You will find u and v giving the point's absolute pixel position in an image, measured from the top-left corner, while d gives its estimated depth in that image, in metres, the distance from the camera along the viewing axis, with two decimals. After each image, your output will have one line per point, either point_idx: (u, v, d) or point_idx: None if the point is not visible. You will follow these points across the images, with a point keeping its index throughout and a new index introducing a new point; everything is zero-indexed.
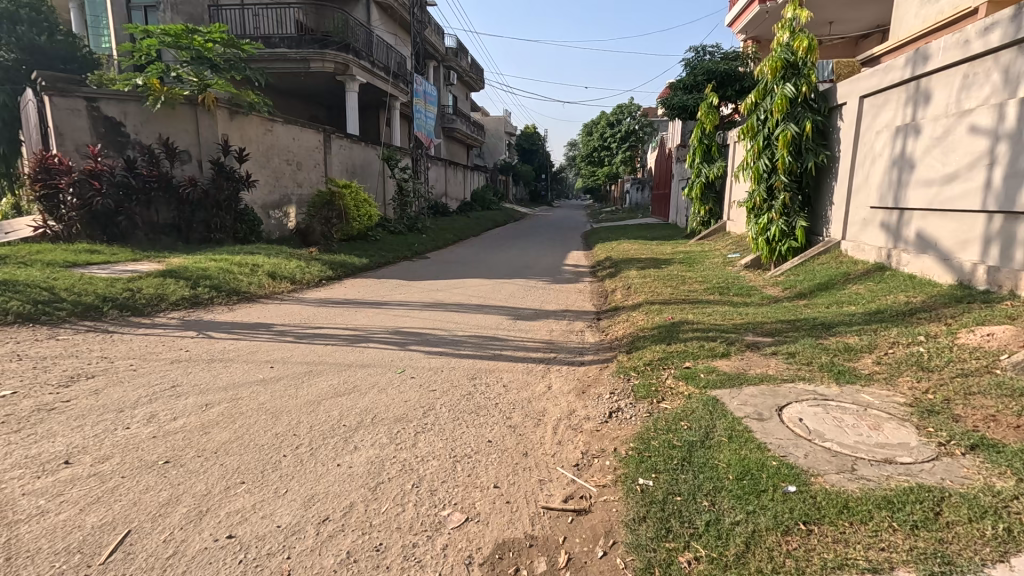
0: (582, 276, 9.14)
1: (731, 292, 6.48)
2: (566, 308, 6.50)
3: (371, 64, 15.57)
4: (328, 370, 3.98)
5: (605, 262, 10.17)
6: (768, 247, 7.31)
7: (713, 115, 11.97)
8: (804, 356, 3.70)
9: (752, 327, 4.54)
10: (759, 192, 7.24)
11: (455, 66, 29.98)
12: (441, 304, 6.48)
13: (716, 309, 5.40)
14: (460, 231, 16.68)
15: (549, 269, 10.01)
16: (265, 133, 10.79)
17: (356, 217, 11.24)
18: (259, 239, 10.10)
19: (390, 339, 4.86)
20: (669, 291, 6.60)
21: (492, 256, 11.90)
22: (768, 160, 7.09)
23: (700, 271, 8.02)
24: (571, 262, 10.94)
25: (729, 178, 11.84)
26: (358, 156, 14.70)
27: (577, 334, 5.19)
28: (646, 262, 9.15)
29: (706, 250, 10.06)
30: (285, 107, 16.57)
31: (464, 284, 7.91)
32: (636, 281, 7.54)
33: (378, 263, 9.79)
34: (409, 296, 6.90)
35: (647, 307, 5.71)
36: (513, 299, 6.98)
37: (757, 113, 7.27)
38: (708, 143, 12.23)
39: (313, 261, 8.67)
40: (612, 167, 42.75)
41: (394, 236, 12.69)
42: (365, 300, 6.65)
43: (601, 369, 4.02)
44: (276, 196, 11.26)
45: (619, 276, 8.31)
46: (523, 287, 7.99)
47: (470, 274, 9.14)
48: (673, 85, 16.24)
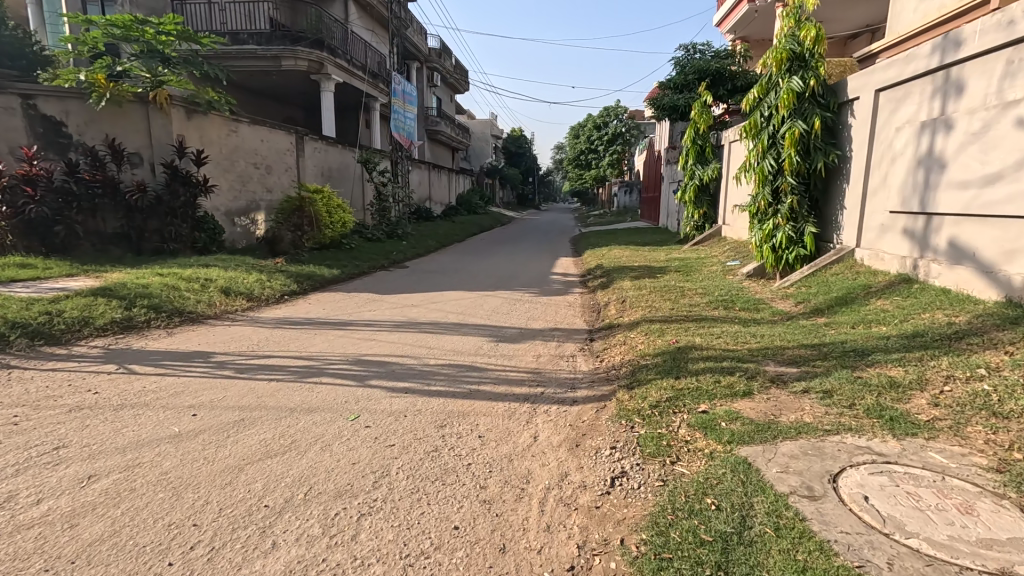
0: (571, 287, 8.47)
1: (737, 306, 5.84)
2: (555, 327, 5.81)
3: (348, 62, 14.83)
4: (263, 419, 3.24)
5: (596, 270, 9.51)
6: (773, 255, 6.72)
7: (708, 114, 11.44)
8: (844, 397, 3.04)
9: (773, 355, 3.88)
10: (764, 196, 6.65)
11: (439, 68, 29.27)
12: (415, 323, 5.75)
13: (725, 329, 4.75)
14: (444, 237, 15.94)
15: (536, 278, 9.33)
16: (229, 134, 10.02)
17: (328, 224, 10.47)
18: (220, 249, 9.29)
19: (349, 372, 4.12)
20: (670, 306, 5.94)
21: (476, 264, 11.19)
22: (774, 161, 6.51)
23: (699, 281, 7.41)
24: (559, 270, 10.27)
25: (725, 180, 11.27)
26: (333, 158, 13.91)
27: (568, 361, 4.50)
28: (641, 271, 8.52)
29: (702, 257, 9.45)
30: (257, 107, 15.78)
31: (442, 298, 7.20)
32: (631, 293, 6.89)
33: (350, 274, 9.02)
34: (379, 314, 6.17)
35: (646, 327, 5.04)
36: (496, 316, 6.28)
37: (761, 110, 6.70)
38: (702, 143, 11.65)
39: (277, 273, 7.89)
40: (599, 170, 42.30)
41: (371, 244, 11.92)
42: (329, 320, 5.90)
43: (598, 411, 3.33)
44: (241, 202, 10.47)
45: (611, 287, 7.64)
46: (507, 300, 7.28)
47: (450, 286, 8.42)
48: (662, 85, 15.69)
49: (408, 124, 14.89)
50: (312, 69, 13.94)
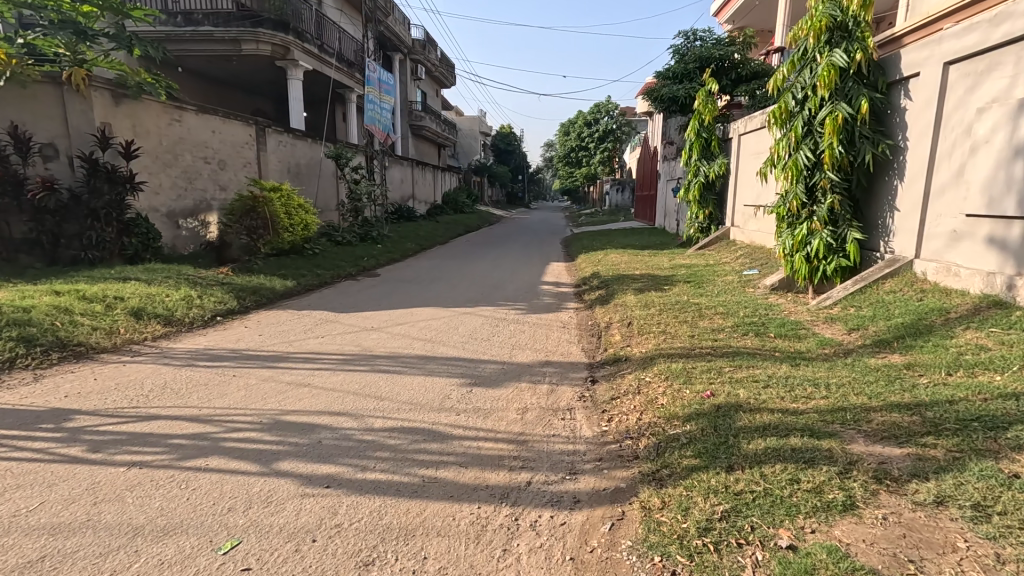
0: (565, 300, 7.32)
1: (772, 334, 4.72)
2: (546, 360, 4.62)
3: (318, 47, 13.56)
4: (79, 556, 2.01)
5: (592, 280, 8.35)
6: (807, 266, 5.62)
7: (714, 104, 10.33)
8: (1019, 522, 1.87)
9: (859, 423, 2.72)
10: (796, 194, 5.55)
11: (423, 60, 27.97)
12: (368, 357, 4.54)
13: (771, 372, 3.59)
14: (425, 239, 14.69)
15: (524, 289, 8.16)
16: (169, 123, 8.76)
17: (288, 227, 9.21)
18: (157, 257, 8.00)
19: (256, 446, 2.91)
20: (688, 332, 4.80)
21: (457, 271, 9.98)
22: (811, 152, 5.37)
23: (715, 296, 6.29)
24: (551, 279, 9.10)
25: (733, 177, 10.17)
26: (298, 154, 12.62)
27: (564, 422, 3.32)
28: (645, 282, 7.38)
29: (713, 264, 8.33)
30: (215, 96, 14.51)
31: (411, 317, 5.99)
32: (637, 311, 5.74)
33: (309, 286, 7.78)
34: (328, 343, 4.96)
35: (664, 367, 3.88)
36: (473, 342, 5.10)
37: (793, 91, 5.58)
38: (707, 136, 10.50)
39: (215, 287, 6.63)
40: (590, 168, 41.24)
41: (340, 248, 10.68)
42: (260, 351, 4.68)
43: (614, 531, 2.16)
44: (187, 201, 9.21)
45: (612, 303, 6.48)
46: (487, 319, 6.11)
47: (423, 300, 7.22)
48: (659, 75, 14.56)
49: (384, 116, 13.60)
50: (277, 55, 12.64)
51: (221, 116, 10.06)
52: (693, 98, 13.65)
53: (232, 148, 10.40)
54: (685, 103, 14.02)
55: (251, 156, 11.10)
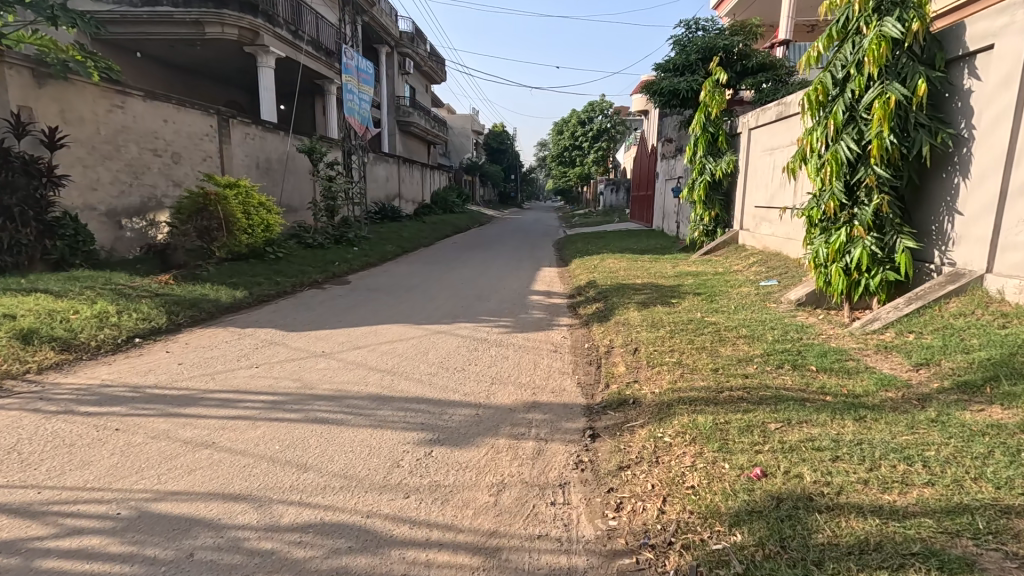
0: (556, 314, 6.37)
1: (813, 368, 3.79)
2: (532, 401, 3.66)
3: (291, 33, 12.52)
4: None
5: (587, 290, 7.42)
6: (847, 279, 4.70)
7: (721, 95, 9.42)
8: None
9: (1003, 541, 1.79)
10: (835, 194, 4.62)
11: (411, 54, 26.95)
12: (306, 398, 3.56)
13: (835, 433, 2.64)
14: (408, 241, 13.71)
15: (511, 300, 7.21)
16: (108, 110, 7.73)
17: (246, 228, 8.21)
18: (89, 262, 6.95)
19: (89, 567, 1.93)
20: (708, 365, 3.86)
21: (438, 278, 9.02)
22: (855, 143, 4.44)
23: (732, 313, 5.39)
24: (542, 287, 8.16)
25: (742, 175, 9.27)
26: (267, 147, 11.68)
27: (553, 510, 2.36)
28: (648, 294, 6.45)
29: (723, 274, 7.43)
30: (178, 84, 13.48)
31: (373, 339, 5.00)
32: (642, 334, 4.80)
33: (264, 297, 6.79)
34: (260, 376, 3.96)
35: (686, 421, 2.93)
36: (443, 373, 4.13)
37: (831, 70, 4.64)
38: (714, 131, 9.59)
39: (144, 300, 5.61)
40: (584, 168, 40.45)
41: (310, 252, 9.67)
42: (169, 388, 3.68)
43: None
44: (132, 198, 8.17)
45: (611, 320, 5.53)
46: (464, 341, 5.14)
47: (394, 314, 6.25)
48: (658, 67, 13.63)
49: (364, 108, 12.56)
50: (244, 39, 11.60)
51: (174, 104, 9.03)
52: (695, 91, 12.73)
53: (188, 140, 9.36)
54: (686, 98, 13.10)
55: (212, 149, 10.08)
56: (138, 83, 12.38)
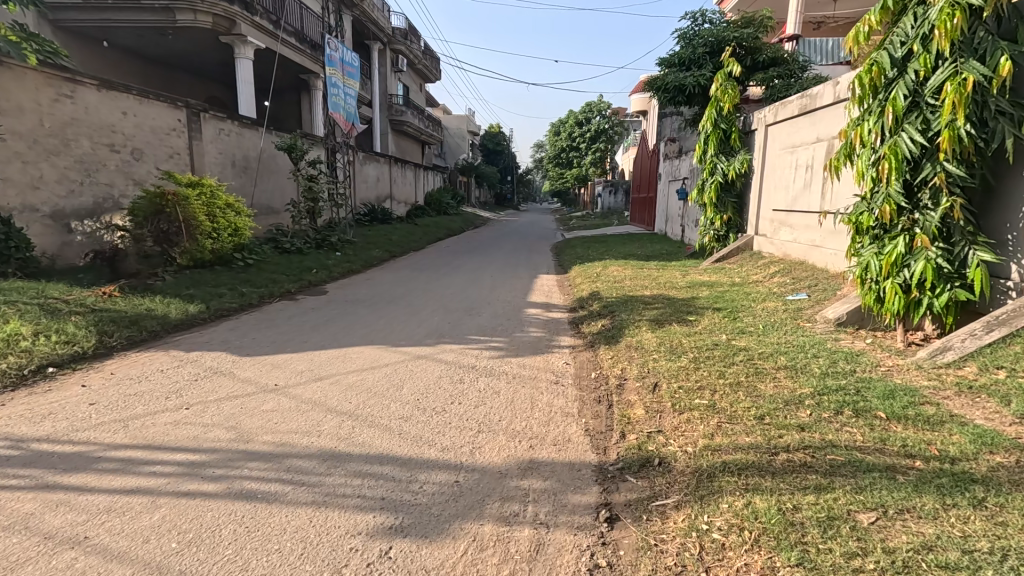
0: (555, 332, 5.58)
1: (882, 416, 3.01)
2: (529, 460, 2.86)
3: (270, 22, 11.72)
4: None
5: (591, 302, 6.65)
6: (906, 297, 3.92)
7: (734, 89, 8.66)
8: None
9: None
10: (893, 196, 3.84)
11: (404, 51, 26.17)
12: (235, 459, 2.74)
13: (962, 537, 1.85)
14: (397, 245, 12.90)
15: (505, 314, 6.42)
16: (53, 100, 6.92)
17: (212, 232, 7.38)
18: (25, 270, 6.11)
19: None
20: (751, 410, 3.08)
21: (427, 287, 8.22)
22: (920, 135, 3.67)
23: (764, 335, 4.63)
24: (540, 298, 7.37)
25: (758, 176, 8.52)
26: (244, 144, 10.92)
27: None
28: (661, 311, 5.68)
29: (742, 285, 6.69)
30: (151, 77, 12.68)
31: (339, 368, 4.20)
32: (660, 362, 4.03)
33: (225, 311, 5.98)
34: (187, 423, 3.15)
35: (741, 509, 2.14)
36: (419, 417, 3.34)
37: (889, 48, 3.86)
38: (727, 127, 8.82)
39: (75, 318, 4.79)
40: (581, 169, 39.85)
41: (286, 257, 8.86)
42: (63, 442, 2.87)
43: None
44: (83, 198, 7.34)
45: (621, 342, 4.75)
46: (447, 368, 4.34)
47: (370, 331, 5.45)
48: (662, 62, 12.87)
49: (350, 103, 11.76)
50: (219, 28, 10.78)
51: (135, 95, 8.21)
52: (702, 87, 11.98)
53: (151, 134, 8.56)
54: (693, 94, 12.35)
55: (180, 146, 9.28)
56: (105, 75, 11.57)
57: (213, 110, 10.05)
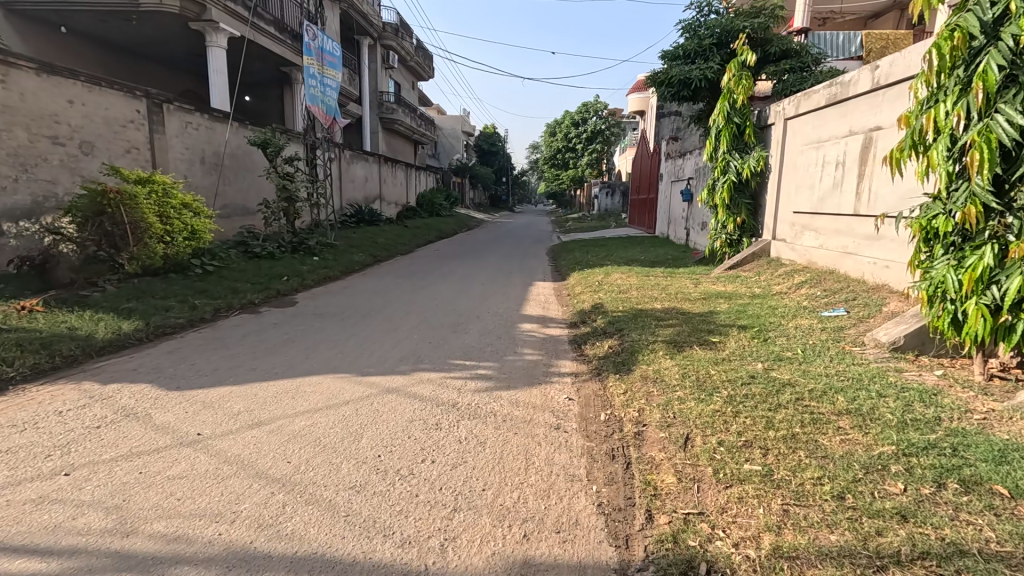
0: (554, 355, 4.76)
1: (1003, 494, 2.20)
2: (522, 562, 2.04)
3: (245, 8, 10.88)
4: None
5: (594, 316, 5.84)
6: (994, 320, 3.14)
7: (748, 79, 7.88)
8: None
9: None
10: (983, 194, 3.05)
11: (395, 47, 25.35)
12: (100, 570, 1.90)
13: None
14: (383, 249, 12.06)
15: (496, 331, 5.60)
16: None
17: (165, 234, 6.53)
18: None
19: None
20: (824, 484, 2.27)
21: (410, 296, 7.39)
22: (1021, 117, 2.87)
23: (807, 364, 3.83)
24: (536, 311, 6.56)
25: (775, 174, 7.74)
26: (216, 140, 10.21)
27: None
28: (677, 330, 4.87)
29: (765, 297, 5.91)
30: (116, 66, 11.79)
31: (285, 410, 3.36)
32: (687, 403, 3.21)
33: (169, 328, 5.12)
34: (56, 500, 2.31)
35: None
36: (377, 487, 2.52)
37: (978, 7, 3.06)
38: (741, 121, 8.04)
39: None
40: (577, 170, 39.13)
41: (255, 263, 8.01)
42: None
43: None
44: (18, 197, 6.47)
45: (634, 372, 3.94)
46: (421, 407, 3.51)
47: (336, 353, 4.62)
48: (665, 54, 12.08)
49: (331, 96, 10.92)
50: (187, 13, 9.92)
51: (83, 81, 7.35)
52: (708, 81, 11.21)
53: (104, 126, 7.69)
54: (698, 88, 11.59)
55: (138, 139, 8.41)
56: (65, 63, 10.69)
57: (179, 101, 9.22)
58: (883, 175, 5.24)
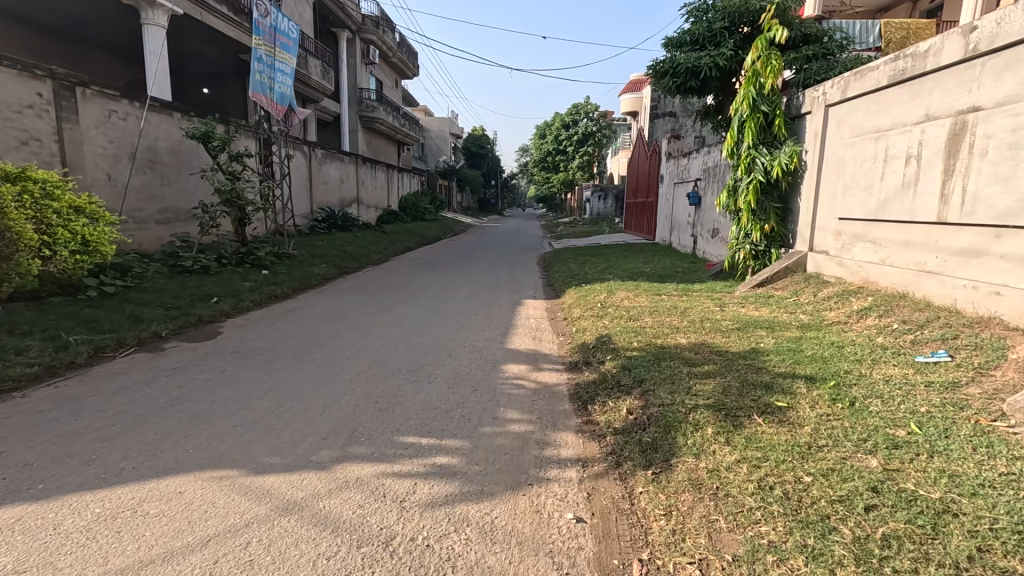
0: (549, 422, 3.38)
1: None
2: None
3: None
4: None
5: (601, 358, 4.46)
6: None
7: (778, 60, 6.62)
8: None
9: None
10: None
11: (376, 42, 23.91)
12: None
13: None
14: (353, 259, 10.62)
15: (471, 377, 4.18)
16: None
17: (41, 245, 4.98)
18: None
19: None
20: None
21: (370, 323, 5.97)
22: None
23: (947, 459, 2.46)
24: (526, 345, 5.16)
25: (812, 173, 6.43)
26: (150, 133, 8.81)
27: None
28: (722, 385, 3.51)
29: (820, 331, 4.59)
30: (39, 47, 10.43)
31: (82, 571, 1.92)
32: (791, 563, 1.83)
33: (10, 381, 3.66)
34: None
35: None
36: None
37: None
38: (770, 109, 6.74)
39: None
40: (568, 173, 37.98)
41: (180, 280, 6.54)
42: None
43: None
44: None
45: (675, 469, 2.55)
46: (331, 551, 2.09)
47: (237, 424, 3.19)
48: (667, 41, 10.84)
49: (286, 84, 9.48)
50: None
51: None
52: (719, 69, 9.99)
53: None
54: (707, 78, 10.37)
55: (41, 129, 6.93)
56: None
57: (100, 86, 7.77)
58: (989, 171, 3.95)
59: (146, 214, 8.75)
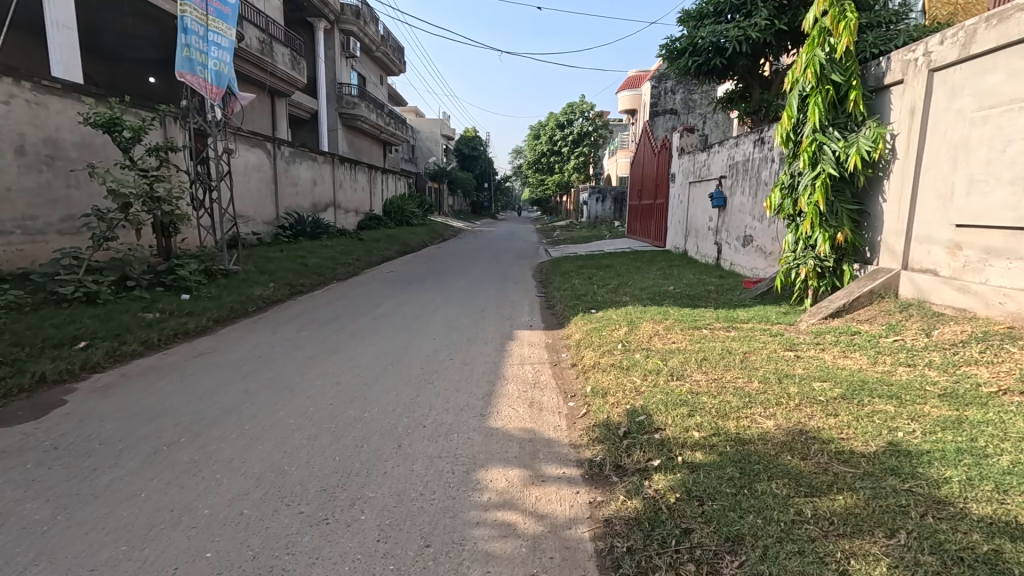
0: None
1: None
2: None
3: None
4: None
5: (642, 461, 2.74)
6: None
7: (856, 14, 4.96)
8: None
9: None
10: None
11: (357, 33, 22.18)
12: None
13: None
14: (312, 276, 8.85)
15: (426, 509, 2.44)
16: None
17: None
18: None
19: None
20: None
21: (301, 378, 4.20)
22: None
23: None
24: (518, 423, 3.43)
25: (907, 163, 4.74)
26: (47, 121, 7.02)
27: None
28: (905, 564, 1.79)
29: (986, 410, 2.89)
30: None
31: None
32: None
33: None
34: None
35: None
36: None
37: None
38: (844, 80, 5.05)
39: None
40: (564, 175, 36.38)
41: (42, 317, 4.74)
42: None
43: None
44: None
45: None
46: None
47: None
48: (685, 12, 9.16)
49: (223, 58, 7.67)
50: None
51: None
52: (750, 43, 8.38)
53: None
54: (734, 54, 8.77)
55: None
56: None
57: None
58: None
59: (41, 223, 6.95)
